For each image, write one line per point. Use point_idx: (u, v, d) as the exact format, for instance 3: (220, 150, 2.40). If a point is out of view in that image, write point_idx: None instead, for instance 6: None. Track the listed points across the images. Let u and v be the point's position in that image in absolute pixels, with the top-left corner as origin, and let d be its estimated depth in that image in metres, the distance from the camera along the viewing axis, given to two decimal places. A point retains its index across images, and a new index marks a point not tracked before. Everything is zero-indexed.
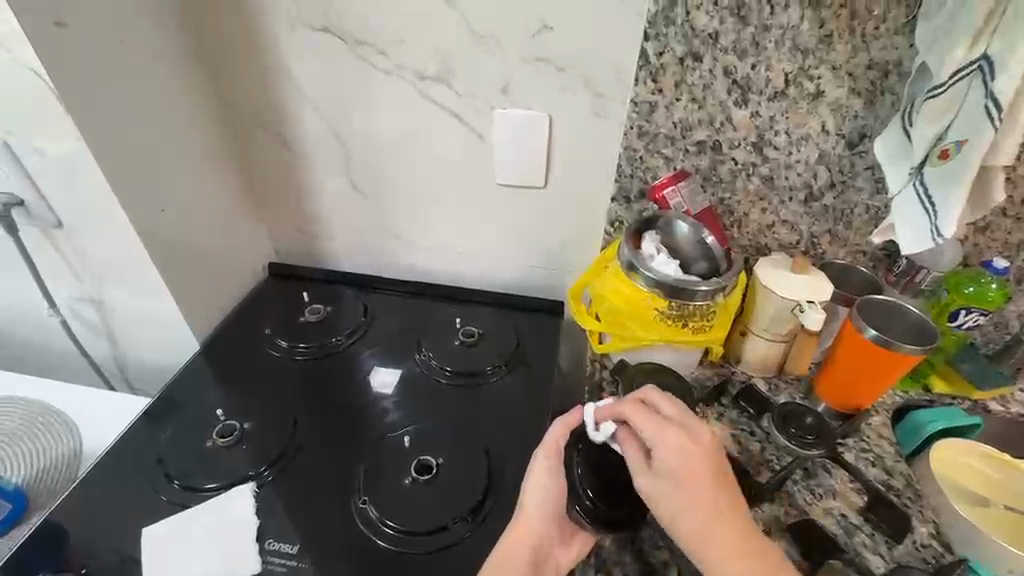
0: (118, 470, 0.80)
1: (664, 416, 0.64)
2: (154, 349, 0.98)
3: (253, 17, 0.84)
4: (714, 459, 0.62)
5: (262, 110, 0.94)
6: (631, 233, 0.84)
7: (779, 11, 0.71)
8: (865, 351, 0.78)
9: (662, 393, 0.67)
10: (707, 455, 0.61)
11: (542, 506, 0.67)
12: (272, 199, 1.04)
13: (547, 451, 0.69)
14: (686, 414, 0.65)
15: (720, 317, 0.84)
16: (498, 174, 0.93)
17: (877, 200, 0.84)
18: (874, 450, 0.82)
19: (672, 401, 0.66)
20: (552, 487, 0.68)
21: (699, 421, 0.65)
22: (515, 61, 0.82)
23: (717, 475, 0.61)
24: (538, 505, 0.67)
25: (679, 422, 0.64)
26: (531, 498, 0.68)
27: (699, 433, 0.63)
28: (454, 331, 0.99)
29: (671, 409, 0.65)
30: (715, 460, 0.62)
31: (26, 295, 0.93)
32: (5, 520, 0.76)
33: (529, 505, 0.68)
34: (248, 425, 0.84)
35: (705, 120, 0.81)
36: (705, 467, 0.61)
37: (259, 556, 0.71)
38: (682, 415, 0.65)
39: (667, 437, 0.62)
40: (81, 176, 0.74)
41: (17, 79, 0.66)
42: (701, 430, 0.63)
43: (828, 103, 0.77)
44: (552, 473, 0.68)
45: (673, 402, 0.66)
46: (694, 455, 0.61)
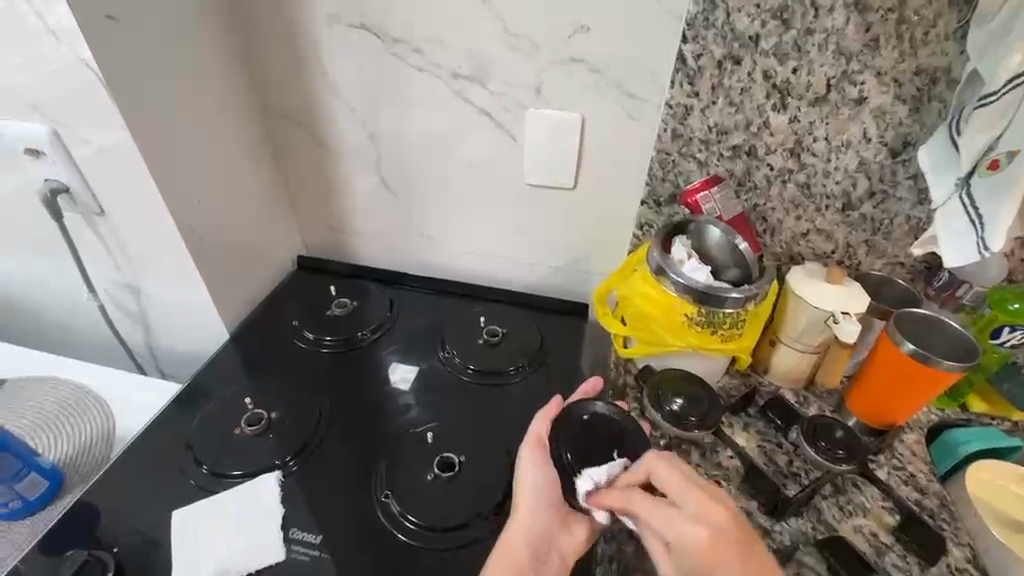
0: (149, 453, 0.82)
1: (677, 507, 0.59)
2: (185, 337, 1.00)
3: (293, 15, 0.86)
4: (736, 542, 0.57)
5: (298, 106, 0.95)
6: (661, 237, 0.83)
7: (823, 15, 0.70)
8: (901, 366, 0.75)
9: (670, 467, 0.62)
10: (730, 543, 0.57)
11: (538, 488, 0.68)
12: (304, 194, 1.06)
13: (528, 444, 0.70)
14: (699, 494, 0.60)
15: (750, 326, 0.82)
16: (528, 175, 0.93)
17: (919, 211, 0.81)
18: (907, 469, 0.80)
19: (678, 478, 0.61)
20: (539, 482, 0.68)
21: (715, 499, 0.59)
22: (550, 62, 0.82)
23: (747, 557, 0.56)
24: (529, 502, 0.67)
25: (691, 510, 0.59)
26: (526, 479, 0.68)
27: (715, 516, 0.58)
28: (477, 330, 0.99)
29: (681, 489, 0.60)
30: (740, 542, 0.57)
31: (68, 280, 0.96)
32: (39, 499, 0.77)
33: (520, 503, 0.67)
34: (275, 415, 0.86)
35: (741, 124, 0.79)
36: (732, 562, 0.56)
37: (282, 544, 0.72)
38: (694, 494, 0.59)
39: (681, 533, 0.58)
40: (129, 165, 0.76)
41: (70, 71, 0.69)
42: (716, 512, 0.58)
43: (871, 109, 0.75)
44: (542, 457, 0.69)
45: (682, 480, 0.61)
46: (713, 555, 0.56)
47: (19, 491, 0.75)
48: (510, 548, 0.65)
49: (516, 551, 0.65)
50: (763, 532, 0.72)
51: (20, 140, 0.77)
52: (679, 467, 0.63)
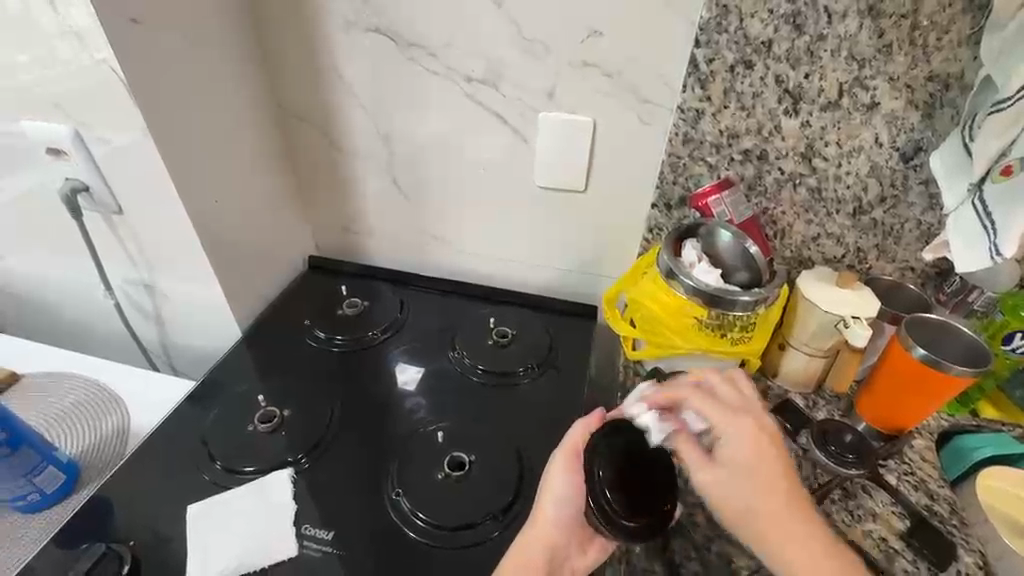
0: (163, 448, 0.83)
1: (725, 402, 0.63)
2: (198, 335, 1.02)
3: (310, 19, 0.87)
4: (779, 446, 0.61)
5: (313, 108, 0.96)
6: (671, 239, 0.84)
7: (837, 21, 0.70)
8: (912, 371, 0.75)
9: (723, 378, 0.67)
10: (772, 446, 0.61)
11: (562, 498, 0.68)
12: (317, 195, 1.07)
13: (564, 454, 0.69)
14: (749, 401, 0.65)
15: (760, 330, 0.82)
16: (539, 178, 0.93)
17: (930, 217, 0.81)
18: (917, 474, 0.80)
19: (733, 389, 0.66)
20: (565, 494, 0.68)
21: (761, 407, 0.64)
22: (562, 65, 0.83)
23: (783, 463, 0.61)
24: (553, 513, 0.67)
25: (742, 407, 0.63)
26: (552, 487, 0.68)
27: (764, 419, 0.63)
28: (487, 331, 1.00)
29: (732, 394, 0.65)
30: (779, 448, 0.62)
31: (84, 277, 0.98)
32: (57, 491, 0.78)
33: (544, 512, 0.68)
34: (287, 412, 0.87)
35: (753, 128, 0.80)
36: (772, 459, 0.60)
37: (295, 539, 0.73)
38: (745, 400, 0.64)
39: (735, 423, 0.61)
40: (148, 165, 0.78)
41: (90, 71, 0.70)
42: (765, 415, 0.64)
43: (883, 114, 0.75)
44: (574, 468, 0.68)
45: (734, 387, 0.65)
46: (758, 449, 0.60)
47: (38, 484, 0.76)
48: (525, 557, 0.65)
49: (532, 558, 0.65)
50: None
51: (42, 140, 0.78)
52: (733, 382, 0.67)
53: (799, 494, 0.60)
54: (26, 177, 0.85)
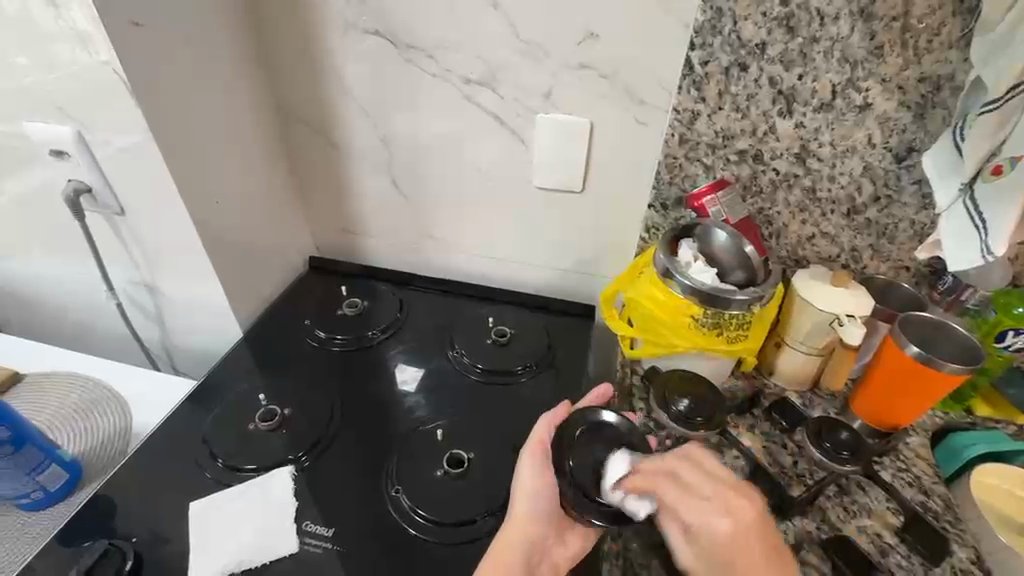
0: (165, 447, 0.84)
1: (697, 494, 0.58)
2: (199, 334, 1.02)
3: (309, 22, 0.88)
4: (763, 538, 0.55)
5: (313, 110, 0.97)
6: (668, 239, 0.85)
7: (829, 23, 0.71)
8: (908, 368, 0.76)
9: (690, 463, 0.61)
10: (751, 539, 0.55)
11: (536, 493, 0.70)
12: (317, 196, 1.08)
13: (529, 451, 0.72)
14: (723, 488, 0.58)
15: (756, 328, 0.83)
16: (537, 178, 0.94)
17: (924, 216, 0.82)
18: (912, 470, 0.81)
19: (701, 470, 0.60)
20: (537, 488, 0.70)
21: (739, 493, 0.58)
22: (559, 67, 0.84)
23: (771, 558, 0.54)
24: (527, 509, 0.69)
25: (715, 497, 0.57)
26: (524, 483, 0.71)
27: (742, 508, 0.56)
28: (486, 330, 1.01)
29: (703, 482, 0.59)
30: (763, 537, 0.55)
31: (87, 278, 0.99)
32: (60, 490, 0.79)
33: (518, 508, 0.69)
34: (288, 411, 0.87)
35: (748, 129, 0.81)
36: (756, 558, 0.54)
37: (295, 536, 0.74)
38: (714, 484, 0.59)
39: (706, 522, 0.56)
40: (150, 165, 0.79)
41: (92, 72, 0.71)
42: (742, 504, 0.57)
43: (876, 115, 0.76)
44: (542, 463, 0.71)
45: (702, 472, 0.60)
46: (732, 549, 0.54)
47: (41, 483, 0.77)
48: (504, 556, 0.65)
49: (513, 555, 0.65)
50: None
51: (46, 142, 0.79)
52: (699, 463, 0.61)
53: None
54: (30, 179, 0.86)
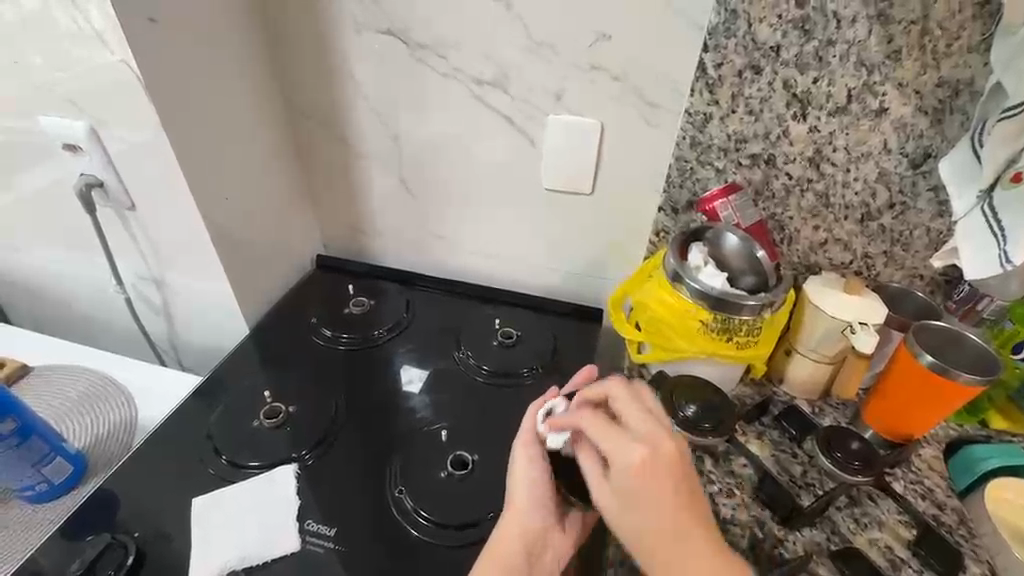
0: (170, 442, 0.84)
1: (620, 429, 0.59)
2: (206, 330, 1.02)
3: (321, 20, 0.88)
4: (677, 471, 0.56)
5: (323, 108, 0.97)
6: (677, 244, 0.83)
7: (846, 26, 0.70)
8: (922, 378, 0.75)
9: (629, 397, 0.62)
10: (669, 476, 0.55)
11: (531, 488, 0.67)
12: (325, 194, 1.08)
13: (521, 441, 0.69)
14: (653, 425, 0.59)
15: (766, 334, 0.82)
16: (545, 180, 0.94)
17: (940, 223, 0.81)
18: (925, 483, 0.79)
19: (635, 402, 0.62)
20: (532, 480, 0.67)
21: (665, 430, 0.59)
22: (571, 68, 0.83)
23: (679, 495, 0.55)
24: (524, 502, 0.67)
25: (639, 432, 0.58)
26: (519, 477, 0.68)
27: (661, 443, 0.57)
28: (492, 332, 1.00)
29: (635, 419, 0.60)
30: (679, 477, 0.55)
31: (97, 272, 0.99)
32: (65, 483, 0.79)
33: (516, 502, 0.67)
34: (293, 408, 0.87)
35: (761, 133, 0.80)
36: (664, 493, 0.54)
37: (298, 535, 0.73)
38: (645, 423, 0.59)
39: (622, 448, 0.57)
40: (160, 158, 0.79)
41: (105, 67, 0.72)
42: (665, 440, 0.57)
43: (892, 120, 0.75)
44: (535, 454, 0.68)
45: (635, 408, 0.61)
46: (641, 487, 0.55)
47: (46, 475, 0.77)
48: (502, 549, 0.65)
49: (508, 550, 0.64)
50: (776, 542, 0.71)
51: (60, 137, 0.80)
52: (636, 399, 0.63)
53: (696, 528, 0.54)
54: (43, 173, 0.87)
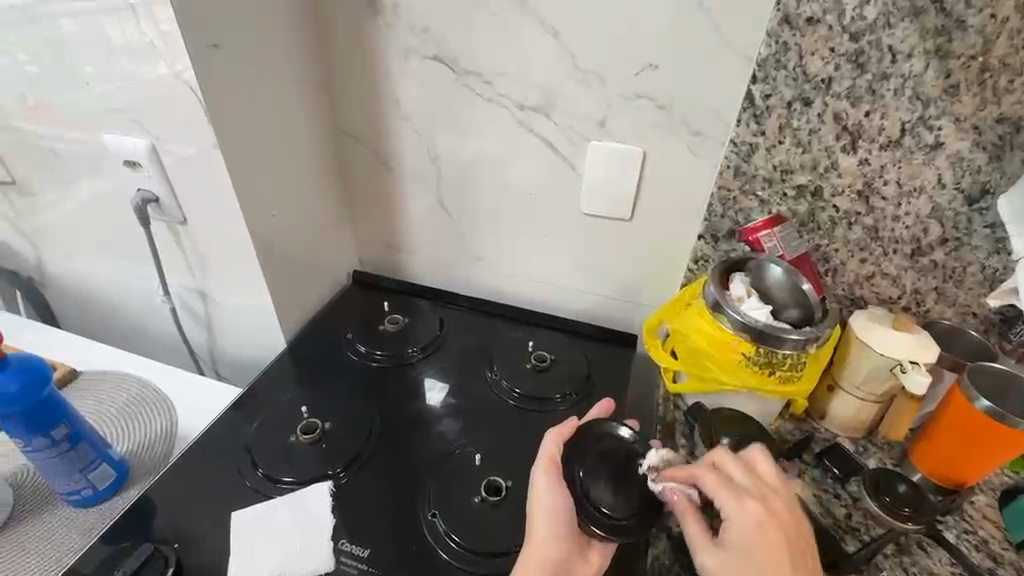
0: (209, 452, 0.85)
1: (734, 485, 0.62)
2: (244, 342, 1.05)
3: (370, 45, 0.91)
4: (792, 539, 0.58)
5: (368, 129, 1.00)
6: (718, 272, 0.82)
7: (901, 60, 0.69)
8: (976, 423, 0.71)
9: (740, 461, 0.64)
10: (786, 536, 0.58)
11: (551, 513, 0.67)
12: (364, 212, 1.10)
13: (542, 467, 0.70)
14: (765, 486, 0.62)
15: (810, 369, 0.80)
16: (585, 206, 0.94)
17: (996, 261, 0.78)
18: (979, 533, 0.75)
19: (750, 468, 0.64)
20: (552, 507, 0.67)
21: (779, 490, 0.62)
22: (615, 97, 0.84)
23: (796, 555, 0.58)
24: (546, 530, 0.66)
25: (754, 494, 0.61)
26: (540, 498, 0.68)
27: (777, 506, 0.60)
28: (525, 355, 1.00)
29: (745, 475, 0.63)
30: (797, 537, 0.59)
31: (146, 282, 1.03)
32: (109, 488, 0.81)
33: (537, 529, 0.66)
34: (329, 424, 0.88)
35: (809, 164, 0.79)
36: (783, 550, 0.57)
37: (332, 554, 0.74)
38: (761, 485, 0.62)
39: (739, 511, 0.59)
40: (215, 176, 0.82)
41: (169, 90, 0.75)
42: (779, 503, 0.61)
43: (948, 154, 0.73)
44: (555, 479, 0.69)
45: (747, 468, 0.63)
46: (764, 549, 0.57)
47: (92, 480, 0.79)
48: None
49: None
50: None
51: (122, 154, 0.84)
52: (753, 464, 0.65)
53: None
54: (102, 186, 0.91)
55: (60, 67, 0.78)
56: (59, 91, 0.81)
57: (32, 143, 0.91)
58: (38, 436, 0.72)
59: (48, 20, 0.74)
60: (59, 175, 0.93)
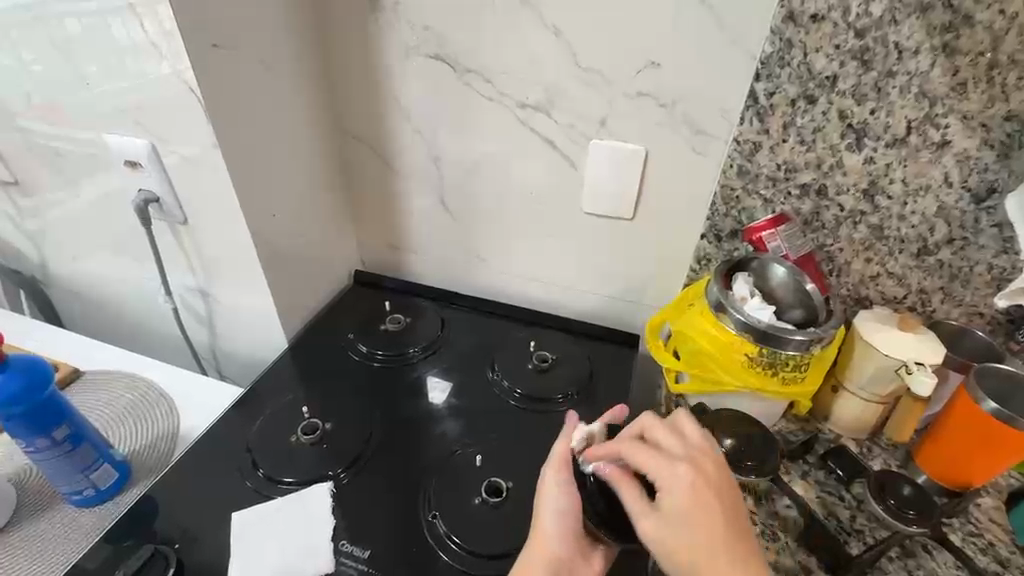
0: (210, 452, 0.85)
1: (664, 451, 0.61)
2: (247, 342, 1.05)
3: (371, 44, 0.91)
4: (722, 494, 0.58)
5: (369, 129, 1.00)
6: (721, 272, 0.82)
7: (907, 57, 0.68)
8: (983, 425, 0.71)
9: (668, 426, 0.64)
10: (713, 491, 0.58)
11: (558, 513, 0.66)
12: (366, 211, 1.10)
13: (551, 467, 0.68)
14: (693, 448, 0.62)
15: (814, 370, 0.79)
16: (587, 205, 0.94)
17: (1003, 261, 0.77)
18: (985, 536, 0.75)
19: (677, 432, 0.63)
20: (559, 507, 0.66)
21: (709, 451, 0.62)
22: (618, 95, 0.83)
23: (726, 509, 0.58)
24: (552, 528, 0.66)
25: (681, 455, 0.60)
26: (548, 499, 0.67)
27: (704, 463, 0.60)
28: (527, 355, 0.99)
29: (676, 442, 0.62)
30: (729, 494, 0.59)
31: (149, 281, 1.03)
32: (111, 488, 0.81)
33: (543, 527, 0.66)
34: (330, 425, 0.88)
35: (813, 163, 0.78)
36: (714, 505, 0.57)
37: (332, 554, 0.73)
38: (687, 445, 0.62)
39: (671, 475, 0.59)
40: (215, 176, 0.82)
41: (168, 90, 0.75)
42: (705, 460, 0.60)
43: (954, 153, 0.72)
44: (565, 480, 0.67)
45: (677, 435, 0.63)
46: (698, 505, 0.57)
47: (93, 480, 0.79)
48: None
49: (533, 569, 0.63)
50: None
51: (124, 154, 0.84)
52: (679, 427, 0.64)
53: (746, 550, 0.56)
54: (106, 186, 0.91)
55: (63, 66, 0.78)
56: (61, 91, 0.81)
57: (36, 142, 0.91)
58: (39, 436, 0.72)
59: (51, 19, 0.74)
60: (62, 174, 0.93)
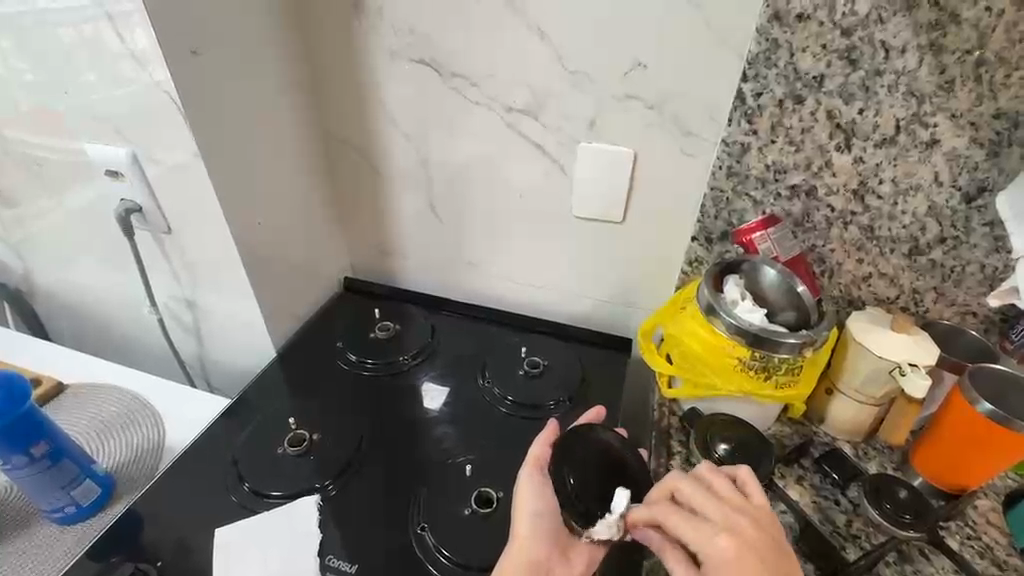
0: (194, 465, 0.83)
1: (703, 518, 0.59)
2: (235, 351, 1.03)
3: (356, 49, 0.90)
4: (763, 550, 0.56)
5: (356, 134, 0.98)
6: (712, 274, 0.81)
7: (894, 56, 0.68)
8: (978, 427, 0.70)
9: (696, 483, 0.62)
10: (755, 552, 0.55)
11: (537, 511, 0.67)
12: (354, 217, 1.09)
13: (528, 469, 0.70)
14: (726, 505, 0.60)
15: (807, 373, 0.78)
16: (576, 208, 0.93)
17: (996, 259, 0.76)
18: (982, 538, 0.74)
19: (707, 491, 0.61)
20: (535, 505, 0.67)
21: (742, 509, 0.59)
22: (605, 97, 0.82)
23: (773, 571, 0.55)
24: (529, 527, 0.66)
25: (720, 521, 0.58)
26: (526, 497, 0.68)
27: (743, 526, 0.57)
28: (519, 361, 0.98)
29: (706, 501, 0.60)
30: (769, 548, 0.56)
31: (134, 292, 1.02)
32: (93, 505, 0.79)
33: (520, 528, 0.66)
34: (317, 436, 0.86)
35: (802, 164, 0.77)
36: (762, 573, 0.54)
37: (318, 569, 0.72)
38: (724, 506, 0.59)
39: (710, 543, 0.57)
40: (196, 185, 0.80)
41: (146, 96, 0.74)
42: (744, 522, 0.58)
43: (944, 152, 0.71)
44: (541, 481, 0.69)
45: (708, 493, 0.61)
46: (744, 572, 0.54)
47: (76, 497, 0.77)
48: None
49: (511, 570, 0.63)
50: None
51: (104, 163, 0.83)
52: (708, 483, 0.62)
53: None
54: (88, 196, 0.90)
55: (41, 75, 0.77)
56: (39, 99, 0.80)
57: (17, 151, 0.89)
58: (18, 453, 0.71)
59: (27, 27, 0.73)
60: (43, 184, 0.92)
